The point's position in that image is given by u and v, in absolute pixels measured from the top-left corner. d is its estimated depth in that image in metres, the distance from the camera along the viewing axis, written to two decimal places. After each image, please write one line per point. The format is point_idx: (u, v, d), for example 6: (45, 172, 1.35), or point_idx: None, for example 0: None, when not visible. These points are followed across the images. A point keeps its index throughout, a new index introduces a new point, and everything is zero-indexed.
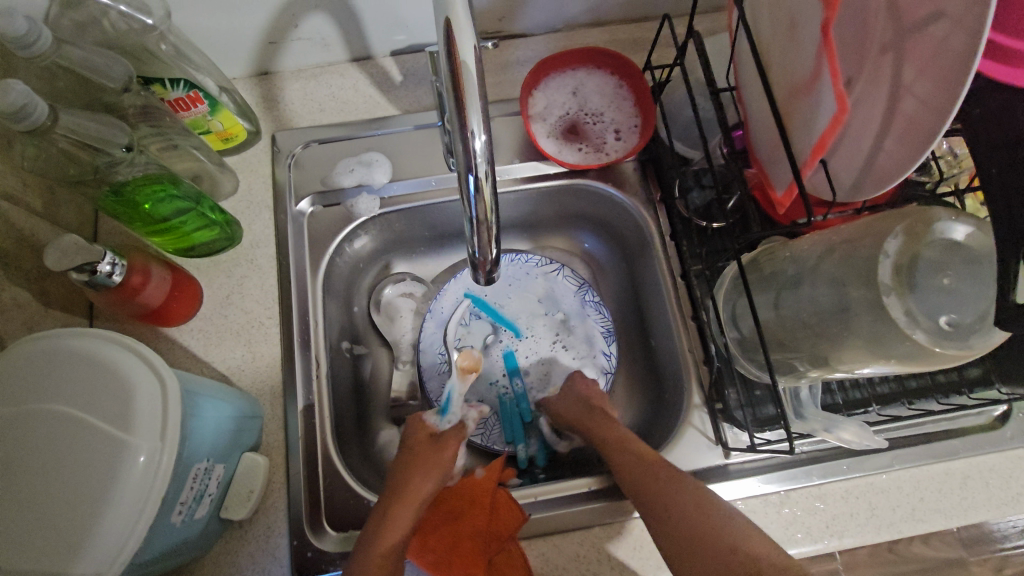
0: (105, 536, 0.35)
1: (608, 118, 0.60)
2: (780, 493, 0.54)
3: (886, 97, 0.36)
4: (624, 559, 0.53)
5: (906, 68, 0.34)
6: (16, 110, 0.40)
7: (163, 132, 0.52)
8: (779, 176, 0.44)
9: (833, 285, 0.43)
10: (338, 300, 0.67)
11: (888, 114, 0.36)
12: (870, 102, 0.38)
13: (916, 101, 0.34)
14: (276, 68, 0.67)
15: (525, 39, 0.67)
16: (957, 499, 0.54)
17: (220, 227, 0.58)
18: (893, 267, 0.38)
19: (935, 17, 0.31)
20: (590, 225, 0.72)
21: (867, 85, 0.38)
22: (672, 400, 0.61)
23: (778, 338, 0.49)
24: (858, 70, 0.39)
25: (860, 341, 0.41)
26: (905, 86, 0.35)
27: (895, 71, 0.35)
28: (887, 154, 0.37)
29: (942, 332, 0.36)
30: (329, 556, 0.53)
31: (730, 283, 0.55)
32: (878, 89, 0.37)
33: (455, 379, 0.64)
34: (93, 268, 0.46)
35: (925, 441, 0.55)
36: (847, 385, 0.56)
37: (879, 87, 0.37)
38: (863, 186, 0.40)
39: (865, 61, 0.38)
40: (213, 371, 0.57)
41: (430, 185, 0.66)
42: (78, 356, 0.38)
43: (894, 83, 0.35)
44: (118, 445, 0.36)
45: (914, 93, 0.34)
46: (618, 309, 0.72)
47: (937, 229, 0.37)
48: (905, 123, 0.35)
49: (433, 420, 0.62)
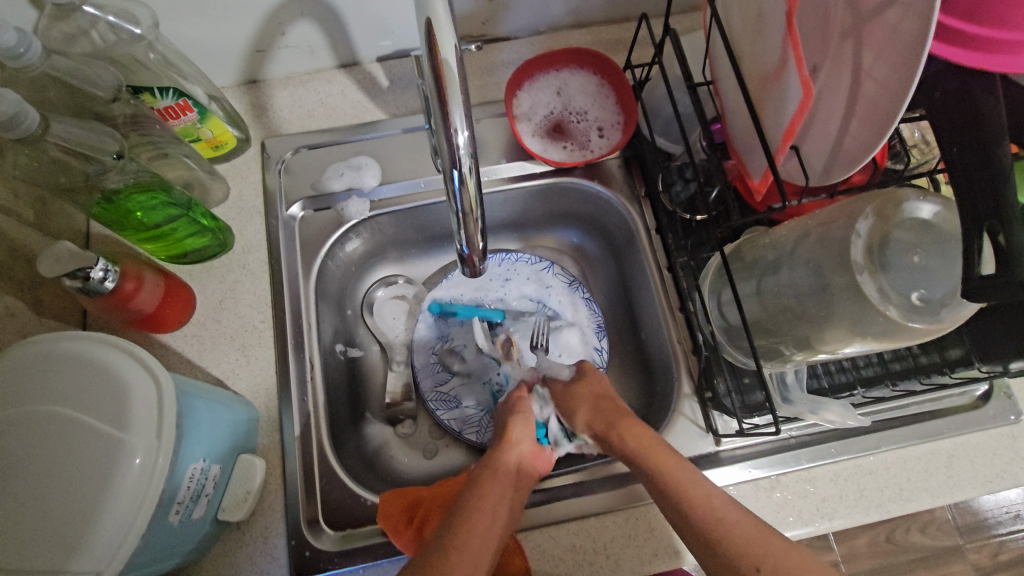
0: (102, 536, 0.36)
1: (591, 116, 0.62)
2: (771, 478, 0.55)
3: (849, 82, 0.38)
4: (619, 547, 0.53)
5: (866, 53, 0.36)
6: (7, 118, 0.41)
7: (155, 141, 0.53)
8: (755, 164, 0.46)
9: (810, 268, 0.44)
10: (331, 302, 0.67)
11: (852, 98, 0.38)
12: (835, 88, 0.39)
13: (876, 85, 0.36)
14: (265, 76, 0.68)
15: (508, 42, 0.69)
16: (943, 478, 0.55)
17: (212, 233, 0.58)
18: (865, 248, 0.39)
19: (889, 4, 0.33)
20: (577, 223, 0.73)
21: (831, 72, 0.39)
22: (664, 390, 0.62)
23: (762, 324, 0.50)
24: (823, 59, 0.40)
25: (839, 320, 0.42)
26: (866, 71, 0.36)
27: (856, 56, 0.37)
28: (852, 138, 0.39)
29: (914, 307, 0.37)
30: (327, 555, 0.53)
31: (715, 273, 0.56)
32: (841, 75, 0.39)
33: (507, 362, 0.69)
34: (85, 275, 0.46)
35: (910, 422, 0.56)
36: (832, 369, 0.57)
37: (842, 73, 0.38)
38: (832, 170, 0.42)
39: (829, 48, 0.40)
40: (208, 376, 0.58)
41: (419, 187, 0.67)
42: (74, 357, 0.39)
43: (855, 68, 0.37)
44: (114, 445, 0.37)
45: (874, 76, 0.36)
46: (608, 305, 0.73)
47: (906, 209, 0.39)
48: (867, 106, 0.37)
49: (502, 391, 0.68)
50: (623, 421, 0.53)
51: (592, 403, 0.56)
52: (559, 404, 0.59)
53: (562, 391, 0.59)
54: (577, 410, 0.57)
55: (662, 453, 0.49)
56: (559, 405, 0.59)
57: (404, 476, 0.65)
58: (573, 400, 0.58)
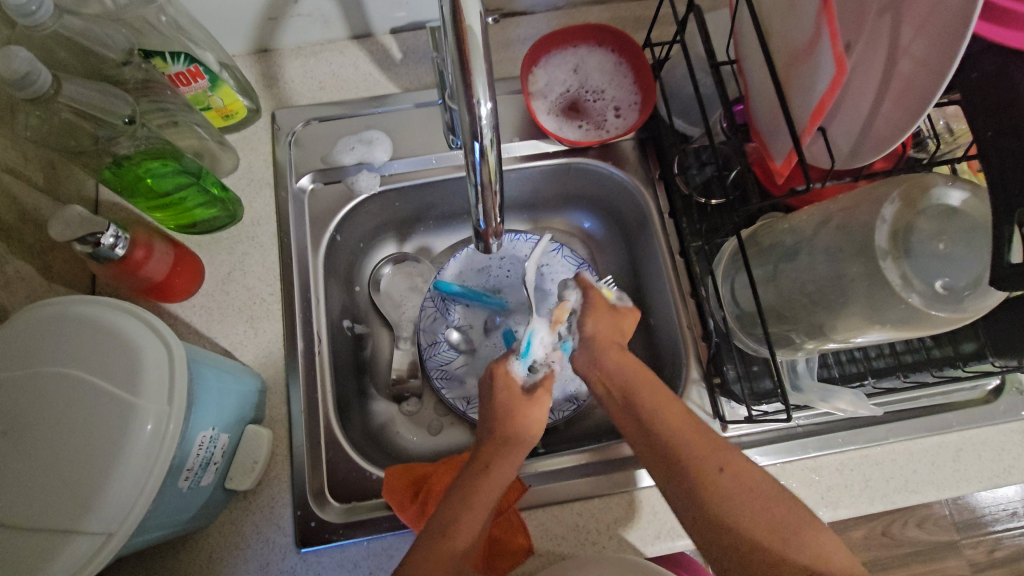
0: (114, 497, 0.36)
1: (609, 95, 0.61)
2: (776, 465, 0.55)
3: (883, 60, 0.37)
4: (622, 529, 0.54)
5: (904, 29, 0.35)
6: (19, 77, 0.40)
7: (165, 108, 0.53)
8: (778, 146, 0.45)
9: (830, 255, 0.43)
10: (339, 278, 0.67)
11: (886, 77, 0.37)
12: (868, 67, 0.38)
13: (913, 63, 0.34)
14: (276, 45, 0.67)
15: (526, 17, 0.67)
16: (950, 471, 0.55)
17: (220, 203, 0.58)
18: (889, 234, 0.38)
19: None
20: (589, 206, 0.72)
21: (865, 50, 0.38)
22: (672, 376, 0.62)
23: (778, 310, 0.49)
24: (858, 35, 0.39)
25: (856, 306, 0.41)
26: (902, 48, 0.35)
27: (893, 32, 0.36)
28: (884, 118, 0.38)
29: (936, 295, 0.36)
30: (332, 526, 0.53)
31: (730, 258, 0.55)
32: (876, 51, 0.37)
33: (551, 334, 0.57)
34: (96, 240, 0.46)
35: (919, 414, 0.56)
36: (843, 359, 0.57)
37: (878, 50, 0.37)
38: (860, 152, 0.41)
39: (864, 25, 0.38)
40: (216, 346, 0.58)
41: (431, 164, 0.66)
42: (87, 321, 0.39)
43: (891, 46, 0.36)
44: (126, 409, 0.37)
45: (911, 53, 0.34)
46: (616, 289, 0.72)
47: (934, 195, 0.37)
48: (902, 85, 0.36)
49: (513, 369, 0.55)
50: (615, 348, 0.53)
51: (615, 322, 0.55)
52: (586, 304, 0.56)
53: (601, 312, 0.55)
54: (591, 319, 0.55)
55: (644, 374, 0.50)
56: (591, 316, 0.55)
57: (408, 452, 0.65)
58: (605, 314, 0.55)
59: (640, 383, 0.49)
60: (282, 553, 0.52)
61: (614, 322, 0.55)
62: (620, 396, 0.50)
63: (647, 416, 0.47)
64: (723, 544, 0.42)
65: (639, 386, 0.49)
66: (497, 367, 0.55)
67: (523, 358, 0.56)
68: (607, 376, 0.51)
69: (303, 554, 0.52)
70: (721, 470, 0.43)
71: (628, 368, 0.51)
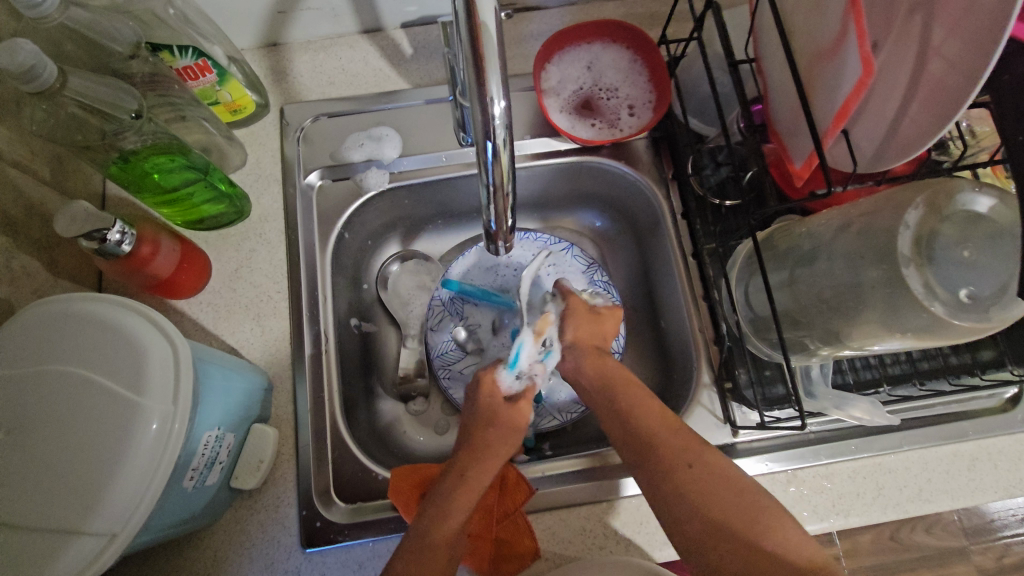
0: (118, 498, 0.35)
1: (623, 93, 0.60)
2: (788, 472, 0.54)
3: (913, 59, 0.36)
4: (630, 535, 0.53)
5: (936, 30, 0.34)
6: (24, 70, 0.39)
7: (173, 103, 0.52)
8: (798, 147, 0.43)
9: (849, 260, 0.42)
10: (347, 276, 0.66)
11: (915, 77, 0.36)
12: (896, 66, 0.37)
13: (945, 64, 0.33)
14: (285, 39, 0.66)
15: (539, 12, 0.66)
16: (965, 480, 0.53)
17: (229, 200, 0.58)
18: (912, 240, 0.37)
19: None
20: (600, 205, 0.71)
21: (894, 51, 0.37)
22: (682, 379, 0.61)
23: (792, 315, 0.48)
24: (886, 33, 0.38)
25: (874, 313, 0.40)
26: (934, 47, 0.34)
27: (925, 30, 0.35)
28: (911, 121, 0.37)
29: (960, 304, 0.35)
30: (338, 526, 0.53)
31: (744, 261, 0.54)
32: (907, 51, 0.36)
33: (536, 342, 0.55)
34: (102, 236, 0.45)
35: (935, 422, 0.55)
36: (858, 365, 0.55)
37: (908, 48, 0.36)
38: (883, 155, 0.40)
39: (893, 23, 0.37)
40: (222, 343, 0.57)
41: (440, 161, 0.66)
42: (93, 318, 0.38)
43: (922, 45, 0.35)
44: (131, 409, 0.36)
45: (942, 54, 0.33)
46: (626, 290, 0.71)
47: (959, 201, 0.36)
48: (932, 85, 0.35)
49: (499, 376, 0.53)
50: (592, 350, 0.54)
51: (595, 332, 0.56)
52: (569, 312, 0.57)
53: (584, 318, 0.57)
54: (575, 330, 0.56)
55: (621, 374, 0.51)
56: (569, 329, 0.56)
57: (414, 452, 0.64)
58: (586, 318, 0.56)
59: (619, 378, 0.51)
60: (287, 553, 0.52)
61: (594, 328, 0.56)
62: (599, 390, 0.51)
63: (623, 406, 0.48)
64: (692, 534, 0.42)
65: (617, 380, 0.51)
66: (481, 375, 0.53)
67: (510, 366, 0.54)
68: (584, 374, 0.53)
69: (308, 554, 0.52)
70: (689, 465, 0.44)
71: (605, 364, 0.53)
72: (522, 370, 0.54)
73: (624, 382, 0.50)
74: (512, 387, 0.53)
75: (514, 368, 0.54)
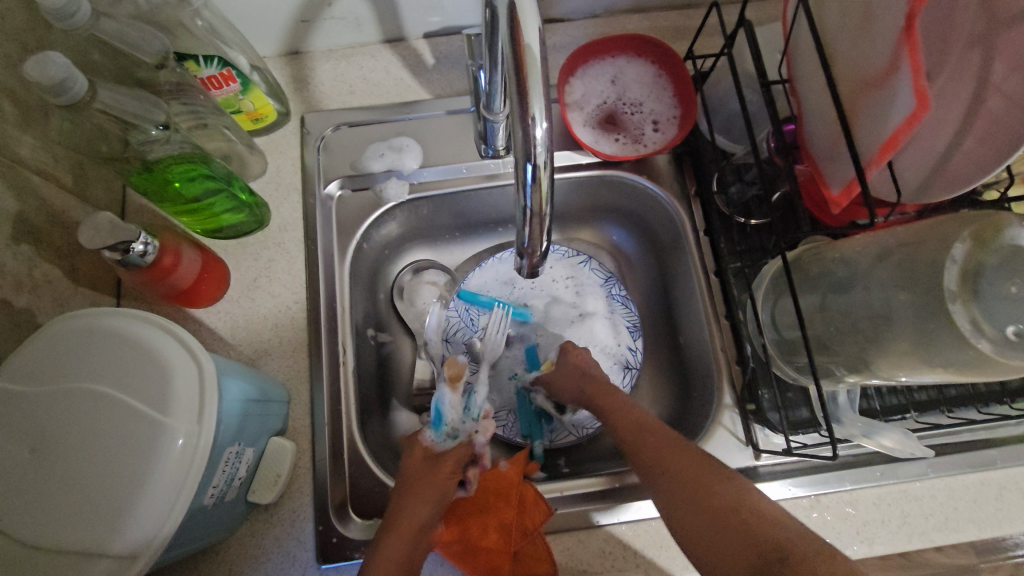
0: (144, 519, 0.35)
1: (647, 108, 0.59)
2: (811, 497, 0.53)
3: (969, 93, 0.38)
4: (650, 559, 0.52)
5: (997, 66, 0.37)
6: (55, 84, 0.39)
7: (196, 111, 0.51)
8: (836, 174, 0.43)
9: (886, 289, 0.41)
10: (363, 286, 0.66)
11: (971, 113, 0.38)
12: (949, 100, 0.40)
13: (1004, 99, 0.36)
14: (307, 48, 0.66)
15: (562, 24, 0.65)
16: (992, 510, 0.52)
17: (249, 209, 0.57)
18: (959, 275, 0.36)
19: None
20: (620, 218, 0.70)
21: (950, 81, 0.40)
22: (702, 398, 0.60)
23: (822, 340, 0.47)
24: (941, 65, 0.40)
25: (910, 346, 0.40)
26: (993, 84, 0.37)
27: (982, 66, 0.37)
28: (963, 154, 0.39)
29: (1007, 342, 0.34)
30: (354, 543, 0.52)
31: (770, 282, 0.53)
32: (960, 86, 0.39)
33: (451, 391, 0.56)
34: (126, 248, 0.45)
35: (963, 450, 0.54)
36: (883, 391, 0.54)
37: (964, 83, 0.39)
38: (930, 187, 0.41)
39: (949, 55, 0.40)
40: (240, 354, 0.57)
41: (461, 173, 0.65)
42: (117, 335, 0.38)
43: (979, 81, 0.38)
44: (156, 428, 0.36)
45: (1003, 89, 0.36)
46: (644, 305, 0.70)
47: (1007, 235, 0.36)
48: (991, 122, 0.37)
49: (426, 437, 0.55)
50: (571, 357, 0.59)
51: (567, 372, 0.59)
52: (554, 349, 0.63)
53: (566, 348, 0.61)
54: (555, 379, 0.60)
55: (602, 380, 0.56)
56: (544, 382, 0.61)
57: None
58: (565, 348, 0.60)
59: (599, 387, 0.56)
60: (302, 569, 0.51)
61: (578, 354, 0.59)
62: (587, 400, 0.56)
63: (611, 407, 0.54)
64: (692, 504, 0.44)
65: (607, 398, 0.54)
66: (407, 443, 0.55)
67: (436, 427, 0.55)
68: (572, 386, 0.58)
69: (323, 570, 0.51)
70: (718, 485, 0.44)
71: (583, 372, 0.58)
72: (450, 428, 0.55)
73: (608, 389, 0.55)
74: (443, 446, 0.55)
75: (439, 429, 0.55)
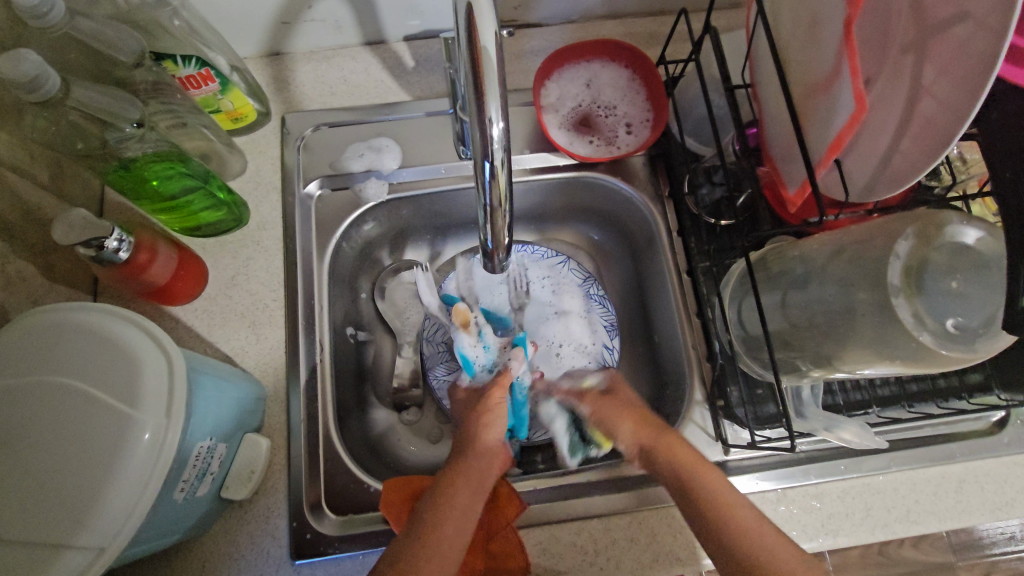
0: (109, 510, 0.35)
1: (620, 111, 0.60)
2: (777, 491, 0.54)
3: (905, 96, 0.40)
4: (620, 552, 0.53)
5: (927, 68, 0.38)
6: (28, 80, 0.39)
7: (175, 110, 0.52)
8: (791, 174, 0.45)
9: (841, 286, 0.43)
10: (345, 285, 0.67)
11: (907, 115, 0.40)
12: (889, 104, 0.41)
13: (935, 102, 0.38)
14: (288, 49, 0.66)
15: (539, 29, 0.67)
16: (952, 502, 0.54)
17: (227, 207, 0.58)
18: (902, 270, 0.38)
19: (959, 18, 0.35)
20: (597, 220, 0.71)
21: (889, 83, 0.41)
22: (675, 395, 0.61)
23: (784, 336, 0.49)
24: (881, 70, 0.42)
25: (863, 341, 0.41)
26: (925, 87, 0.38)
27: (916, 70, 0.39)
28: (902, 155, 0.40)
29: (948, 334, 0.36)
30: (328, 539, 0.53)
31: (737, 282, 0.54)
32: (898, 89, 0.40)
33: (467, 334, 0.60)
34: (100, 244, 0.45)
35: (924, 444, 0.55)
36: (848, 387, 0.56)
37: (901, 86, 0.40)
38: (876, 187, 0.43)
39: (887, 61, 0.42)
40: (218, 351, 0.57)
41: (439, 173, 0.66)
42: (86, 328, 0.38)
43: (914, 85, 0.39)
44: (123, 421, 0.36)
45: (933, 92, 0.37)
46: (620, 303, 0.72)
47: (949, 232, 0.37)
48: (922, 123, 0.38)
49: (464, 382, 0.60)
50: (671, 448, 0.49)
51: (641, 418, 0.53)
52: (603, 413, 0.55)
53: (599, 401, 0.56)
54: (622, 421, 0.53)
55: (704, 470, 0.47)
56: (594, 418, 0.55)
57: (406, 462, 0.64)
58: (614, 410, 0.54)
59: (706, 486, 0.46)
60: (276, 565, 0.52)
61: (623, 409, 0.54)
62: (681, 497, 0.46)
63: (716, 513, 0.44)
64: None
65: (704, 480, 0.46)
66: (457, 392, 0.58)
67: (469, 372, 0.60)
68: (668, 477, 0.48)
69: (297, 565, 0.52)
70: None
71: (689, 465, 0.47)
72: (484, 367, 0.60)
73: (708, 481, 0.46)
74: (484, 379, 0.59)
75: (474, 372, 0.60)
